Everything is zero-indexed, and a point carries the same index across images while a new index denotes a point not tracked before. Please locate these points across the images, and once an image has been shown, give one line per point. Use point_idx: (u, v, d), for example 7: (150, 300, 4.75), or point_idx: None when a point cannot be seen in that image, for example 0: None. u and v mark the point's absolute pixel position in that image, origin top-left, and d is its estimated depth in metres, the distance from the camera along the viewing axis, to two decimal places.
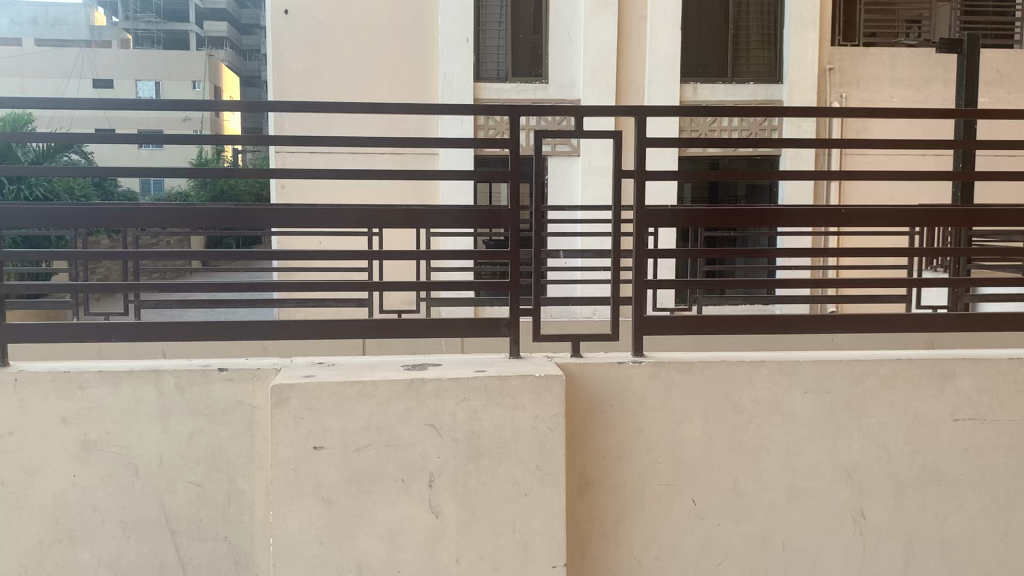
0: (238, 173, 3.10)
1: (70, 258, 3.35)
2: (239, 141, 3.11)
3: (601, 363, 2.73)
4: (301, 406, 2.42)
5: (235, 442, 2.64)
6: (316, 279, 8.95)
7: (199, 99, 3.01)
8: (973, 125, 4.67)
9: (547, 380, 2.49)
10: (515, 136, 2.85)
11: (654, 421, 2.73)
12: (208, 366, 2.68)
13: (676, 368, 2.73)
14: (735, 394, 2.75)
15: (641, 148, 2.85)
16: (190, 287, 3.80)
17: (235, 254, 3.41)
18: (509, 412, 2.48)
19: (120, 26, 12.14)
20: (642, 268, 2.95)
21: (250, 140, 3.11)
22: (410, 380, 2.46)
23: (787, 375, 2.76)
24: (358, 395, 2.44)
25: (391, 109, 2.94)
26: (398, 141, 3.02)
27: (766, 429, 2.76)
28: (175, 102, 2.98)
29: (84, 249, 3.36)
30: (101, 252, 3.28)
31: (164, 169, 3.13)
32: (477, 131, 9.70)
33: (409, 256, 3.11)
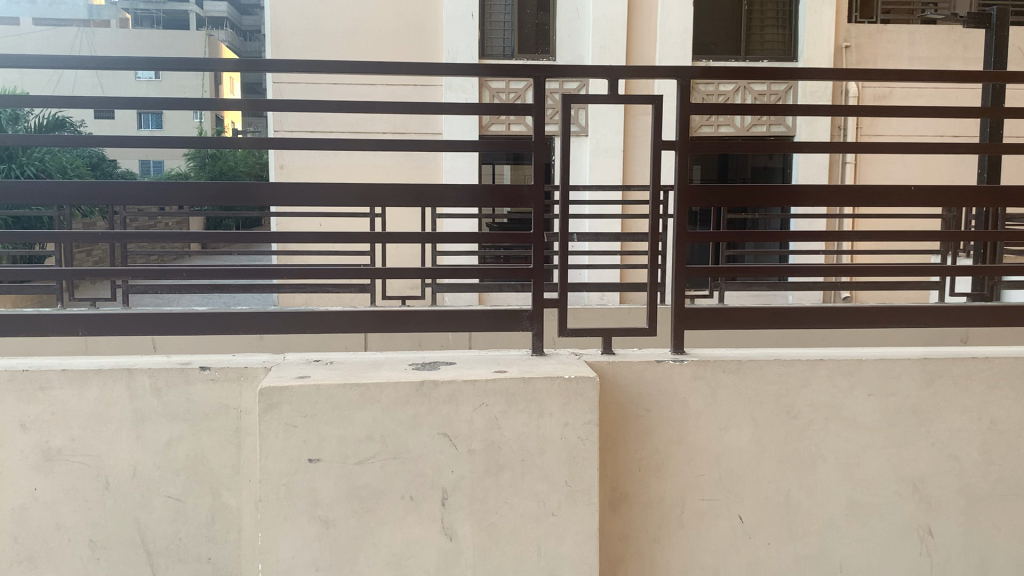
0: (236, 142, 2.75)
1: (52, 240, 2.99)
2: (235, 106, 2.76)
3: (636, 362, 2.40)
4: (294, 412, 2.09)
5: (219, 451, 2.31)
6: (316, 263, 8.59)
7: (197, 58, 2.65)
8: (1004, 94, 4.21)
9: (578, 383, 2.16)
10: (540, 102, 2.50)
11: (697, 428, 2.40)
12: (188, 363, 2.34)
13: (722, 368, 2.41)
14: (790, 397, 2.42)
15: (683, 116, 2.52)
16: (180, 270, 3.44)
17: (229, 235, 3.06)
18: (534, 419, 2.15)
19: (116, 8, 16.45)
20: (681, 254, 2.59)
21: (248, 104, 2.75)
22: (419, 383, 2.13)
23: (847, 375, 2.43)
24: (362, 401, 2.11)
25: (401, 72, 2.59)
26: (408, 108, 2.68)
27: (824, 436, 2.43)
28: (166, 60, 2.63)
29: (68, 230, 3.02)
30: (84, 232, 2.93)
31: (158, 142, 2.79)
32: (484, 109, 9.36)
33: (411, 241, 2.74)
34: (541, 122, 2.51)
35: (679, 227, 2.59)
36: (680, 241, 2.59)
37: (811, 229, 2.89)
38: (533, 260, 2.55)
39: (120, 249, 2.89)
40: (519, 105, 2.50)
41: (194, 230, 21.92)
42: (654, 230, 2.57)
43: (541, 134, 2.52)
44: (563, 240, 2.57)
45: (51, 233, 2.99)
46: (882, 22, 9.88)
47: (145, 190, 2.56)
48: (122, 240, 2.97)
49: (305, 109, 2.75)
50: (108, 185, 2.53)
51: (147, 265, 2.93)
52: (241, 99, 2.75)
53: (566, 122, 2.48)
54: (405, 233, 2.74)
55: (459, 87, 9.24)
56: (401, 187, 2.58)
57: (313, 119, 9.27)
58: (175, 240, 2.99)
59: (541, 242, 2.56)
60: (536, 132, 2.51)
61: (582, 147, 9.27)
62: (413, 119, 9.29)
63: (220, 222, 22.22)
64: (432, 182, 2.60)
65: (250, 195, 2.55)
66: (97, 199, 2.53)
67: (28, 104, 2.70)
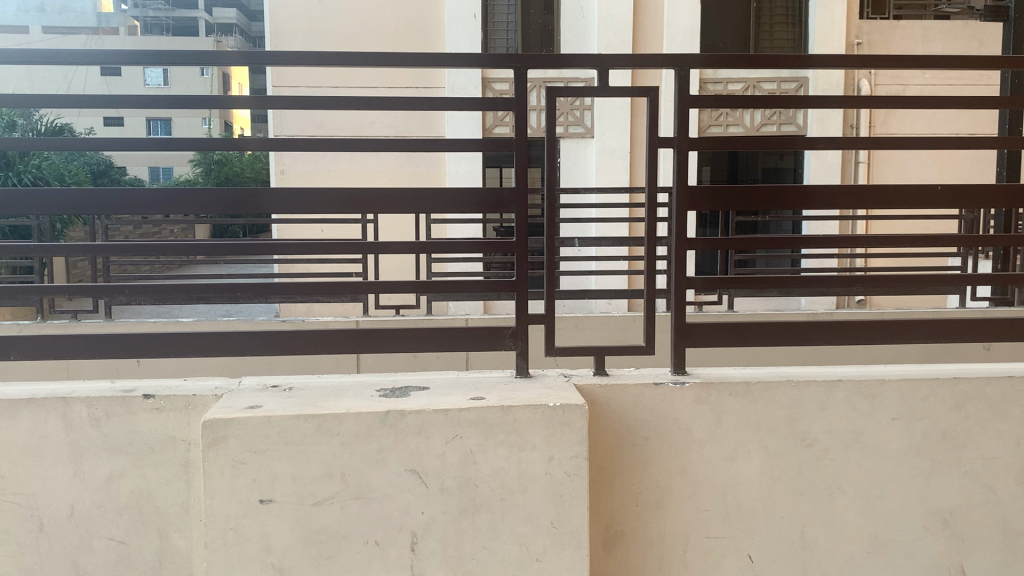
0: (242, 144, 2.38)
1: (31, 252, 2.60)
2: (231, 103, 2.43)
3: (631, 385, 2.15)
4: (242, 447, 1.85)
5: (166, 487, 2.06)
6: (314, 271, 8.35)
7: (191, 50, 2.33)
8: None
9: (565, 411, 1.91)
10: (521, 94, 2.26)
11: (700, 457, 2.15)
12: (131, 390, 2.10)
13: (730, 391, 2.15)
14: (804, 422, 2.17)
15: (683, 109, 2.27)
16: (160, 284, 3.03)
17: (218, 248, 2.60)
18: (514, 453, 1.90)
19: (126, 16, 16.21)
20: (682, 262, 2.33)
21: (256, 100, 2.37)
22: (383, 413, 1.88)
23: (868, 397, 2.18)
24: (318, 436, 1.86)
25: (384, 62, 2.30)
26: (393, 105, 2.41)
27: (842, 466, 2.18)
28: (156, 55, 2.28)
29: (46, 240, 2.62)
30: (66, 245, 2.52)
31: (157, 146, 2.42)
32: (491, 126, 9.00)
33: (390, 252, 2.47)
34: (522, 118, 2.25)
35: (679, 233, 2.33)
36: (680, 247, 2.32)
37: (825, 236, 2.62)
38: (517, 270, 2.29)
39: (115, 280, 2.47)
40: (500, 101, 2.25)
41: (198, 238, 21.69)
42: (651, 235, 2.31)
43: (523, 132, 2.26)
44: (549, 248, 2.31)
45: (32, 245, 2.59)
46: (896, 18, 9.57)
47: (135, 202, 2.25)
48: (109, 255, 2.56)
49: (303, 105, 2.35)
50: (107, 195, 2.24)
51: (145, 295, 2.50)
52: (249, 94, 2.38)
53: (551, 118, 2.24)
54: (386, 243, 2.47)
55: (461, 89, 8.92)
56: (389, 193, 2.29)
57: (312, 122, 9.02)
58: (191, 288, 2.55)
59: (525, 251, 2.31)
60: (518, 129, 2.25)
61: (587, 148, 8.99)
62: (414, 123, 9.03)
63: (225, 231, 22.05)
64: (424, 186, 2.31)
65: (252, 203, 2.25)
66: (93, 211, 2.24)
67: (12, 106, 2.42)
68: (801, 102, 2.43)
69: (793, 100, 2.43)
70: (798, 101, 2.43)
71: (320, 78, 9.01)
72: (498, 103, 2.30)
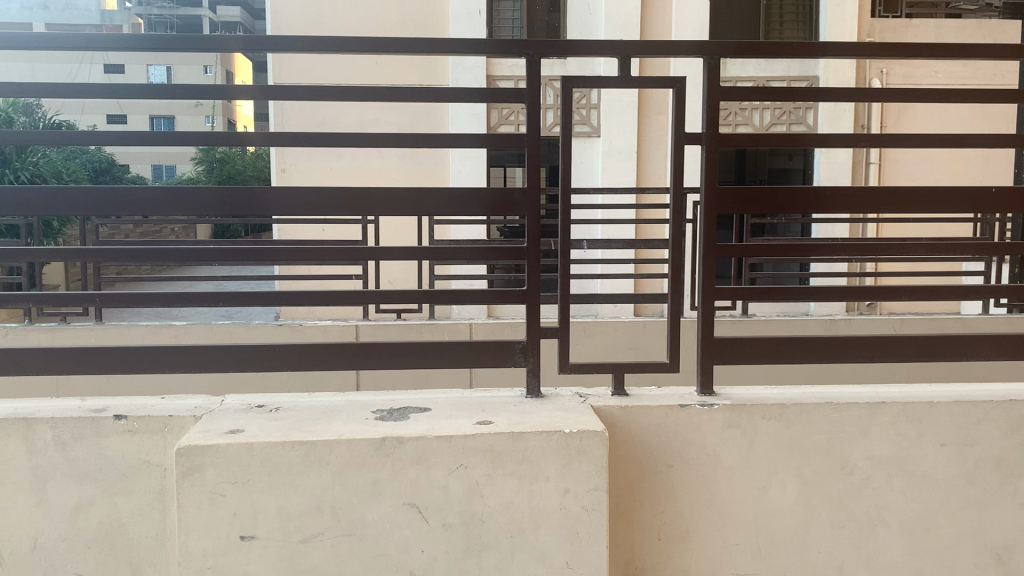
0: (244, 138, 2.15)
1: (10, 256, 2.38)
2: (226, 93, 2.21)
3: (653, 406, 1.94)
4: (221, 477, 1.65)
5: (141, 518, 1.85)
6: (314, 273, 8.14)
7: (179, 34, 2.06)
8: None
9: (582, 438, 1.70)
10: (534, 86, 2.05)
11: (729, 487, 1.94)
12: (102, 411, 1.89)
13: (763, 413, 1.95)
14: (845, 448, 1.96)
15: (713, 102, 2.06)
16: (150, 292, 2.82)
17: (211, 252, 2.34)
18: (526, 486, 1.70)
19: (128, 14, 15.96)
20: (711, 269, 2.10)
21: (258, 90, 2.14)
22: (379, 440, 1.67)
23: (914, 421, 1.98)
24: (306, 465, 1.66)
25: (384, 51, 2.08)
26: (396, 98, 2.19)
27: (886, 496, 1.97)
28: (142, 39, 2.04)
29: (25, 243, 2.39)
30: (49, 247, 2.30)
31: (153, 139, 2.18)
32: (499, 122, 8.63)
33: (392, 257, 2.27)
34: (536, 111, 2.05)
35: (707, 239, 2.11)
36: (709, 254, 2.10)
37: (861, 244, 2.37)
38: (527, 279, 2.09)
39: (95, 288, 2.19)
40: (511, 93, 2.05)
41: (199, 238, 21.53)
42: (676, 240, 2.11)
43: (536, 127, 2.06)
44: (565, 254, 2.10)
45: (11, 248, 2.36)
46: (907, 17, 9.32)
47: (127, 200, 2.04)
48: (95, 259, 2.31)
49: (309, 96, 2.13)
50: (95, 194, 2.03)
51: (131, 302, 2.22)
52: (250, 83, 2.15)
53: (567, 111, 2.03)
54: (387, 247, 2.27)
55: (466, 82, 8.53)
56: (387, 192, 2.08)
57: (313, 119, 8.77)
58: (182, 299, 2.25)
59: (538, 258, 2.10)
60: (532, 123, 2.05)
61: (593, 148, 8.63)
62: (419, 120, 8.78)
63: (226, 230, 21.92)
64: (425, 187, 2.10)
65: (252, 203, 2.05)
66: (79, 209, 2.04)
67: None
68: (837, 96, 2.21)
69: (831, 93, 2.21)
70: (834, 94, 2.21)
71: (321, 72, 8.65)
72: (509, 94, 2.09)
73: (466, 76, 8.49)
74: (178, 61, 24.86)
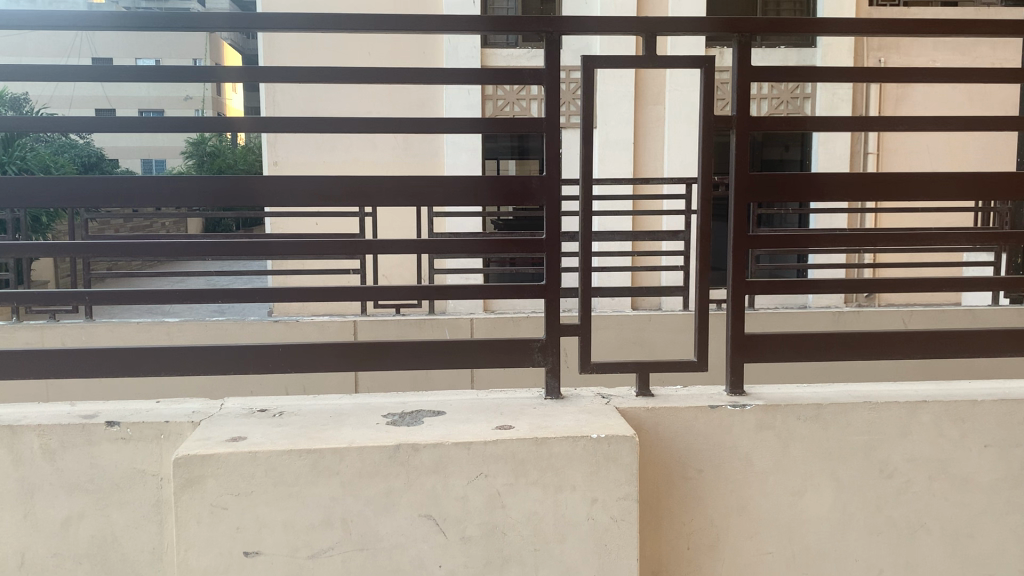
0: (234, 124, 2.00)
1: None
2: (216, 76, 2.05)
3: (682, 408, 1.83)
4: (222, 489, 1.53)
5: (135, 532, 1.72)
6: (307, 268, 7.96)
7: (168, 11, 1.90)
8: None
9: (610, 444, 1.59)
10: (552, 68, 1.93)
11: (762, 492, 1.83)
12: (92, 417, 1.77)
13: (798, 413, 1.84)
14: (884, 451, 1.85)
15: (742, 82, 1.94)
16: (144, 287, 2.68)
17: (206, 246, 2.20)
18: (550, 496, 1.58)
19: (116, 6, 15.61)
20: (742, 263, 1.95)
21: (245, 72, 1.97)
22: (393, 448, 1.55)
23: (956, 421, 1.87)
24: (314, 475, 1.54)
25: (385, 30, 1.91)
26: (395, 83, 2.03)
27: (926, 501, 1.86)
28: (130, 20, 1.89)
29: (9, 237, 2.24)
30: (35, 240, 2.15)
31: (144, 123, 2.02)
32: (488, 106, 8.02)
33: (391, 251, 2.14)
34: (555, 95, 1.93)
35: (738, 230, 1.95)
36: (739, 247, 1.95)
37: (906, 237, 2.14)
38: (546, 272, 1.96)
39: (80, 285, 2.05)
40: (527, 73, 1.92)
41: (190, 231, 21.34)
42: (704, 230, 1.99)
43: (553, 113, 1.94)
44: (584, 247, 1.98)
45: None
46: (906, 5, 8.82)
47: (117, 191, 1.90)
48: (81, 253, 2.17)
49: (297, 79, 1.95)
50: (87, 183, 1.89)
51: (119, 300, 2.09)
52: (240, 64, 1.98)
53: (588, 95, 1.90)
54: (382, 240, 2.14)
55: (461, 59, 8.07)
56: (395, 182, 1.94)
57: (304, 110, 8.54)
58: (172, 295, 2.10)
59: (557, 250, 1.98)
60: (550, 107, 1.93)
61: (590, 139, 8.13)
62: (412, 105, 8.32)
63: (218, 224, 21.75)
64: (437, 176, 1.97)
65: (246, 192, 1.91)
66: (56, 203, 1.90)
67: None
68: (884, 77, 1.97)
69: (876, 73, 1.99)
70: (882, 76, 1.98)
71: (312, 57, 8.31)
72: (524, 74, 1.95)
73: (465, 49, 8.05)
74: (167, 53, 24.46)
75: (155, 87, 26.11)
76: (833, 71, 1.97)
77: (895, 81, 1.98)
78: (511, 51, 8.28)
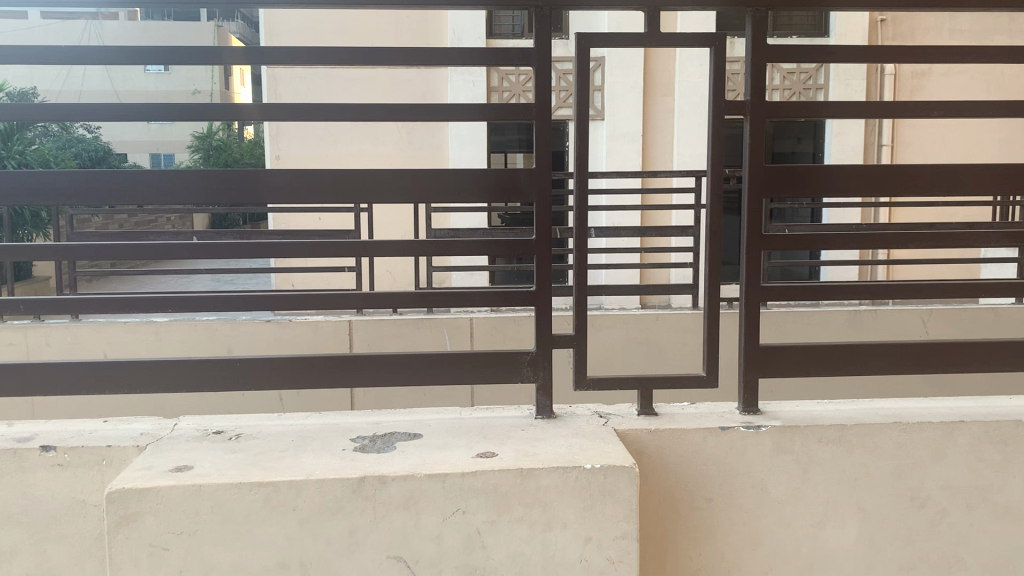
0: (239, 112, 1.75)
1: None
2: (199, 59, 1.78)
3: (688, 431, 1.63)
4: (163, 528, 1.34)
5: (74, 570, 1.53)
6: (308, 264, 7.76)
7: None
8: None
9: (608, 476, 1.39)
10: (542, 48, 1.71)
11: (779, 523, 1.63)
12: (29, 441, 1.57)
13: (820, 436, 1.63)
14: (917, 477, 1.65)
15: (761, 63, 1.72)
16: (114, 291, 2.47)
17: (194, 247, 1.93)
18: (538, 535, 1.39)
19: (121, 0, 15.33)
20: (755, 266, 1.75)
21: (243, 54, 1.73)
22: (358, 481, 1.35)
23: (998, 444, 1.66)
24: (266, 512, 1.35)
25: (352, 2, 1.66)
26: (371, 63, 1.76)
27: (964, 533, 1.66)
28: None
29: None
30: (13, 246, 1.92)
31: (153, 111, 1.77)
32: (492, 96, 7.69)
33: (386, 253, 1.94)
34: (545, 78, 1.72)
35: (751, 228, 1.74)
36: (753, 248, 1.74)
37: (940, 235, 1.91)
38: (536, 276, 1.76)
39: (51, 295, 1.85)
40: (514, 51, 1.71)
41: (197, 227, 21.22)
42: (712, 229, 1.78)
43: (544, 98, 1.73)
44: (579, 248, 1.77)
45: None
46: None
47: (100, 185, 1.69)
48: (64, 256, 1.96)
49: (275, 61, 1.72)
50: (70, 179, 1.68)
51: (111, 308, 1.89)
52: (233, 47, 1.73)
53: (584, 79, 1.70)
54: (378, 242, 1.93)
55: (468, 38, 7.54)
56: (364, 176, 1.73)
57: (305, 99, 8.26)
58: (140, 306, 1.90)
59: (548, 253, 1.76)
60: (540, 90, 1.71)
61: (597, 132, 7.88)
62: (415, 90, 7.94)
63: (224, 220, 21.63)
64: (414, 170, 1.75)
65: (245, 186, 1.70)
66: (38, 200, 1.69)
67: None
68: (915, 56, 1.73)
69: (911, 53, 1.75)
70: (913, 55, 1.73)
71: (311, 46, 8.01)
72: (512, 53, 1.73)
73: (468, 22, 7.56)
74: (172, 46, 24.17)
75: (162, 81, 25.90)
76: (859, 50, 1.73)
77: (928, 61, 1.73)
78: (516, 41, 7.85)
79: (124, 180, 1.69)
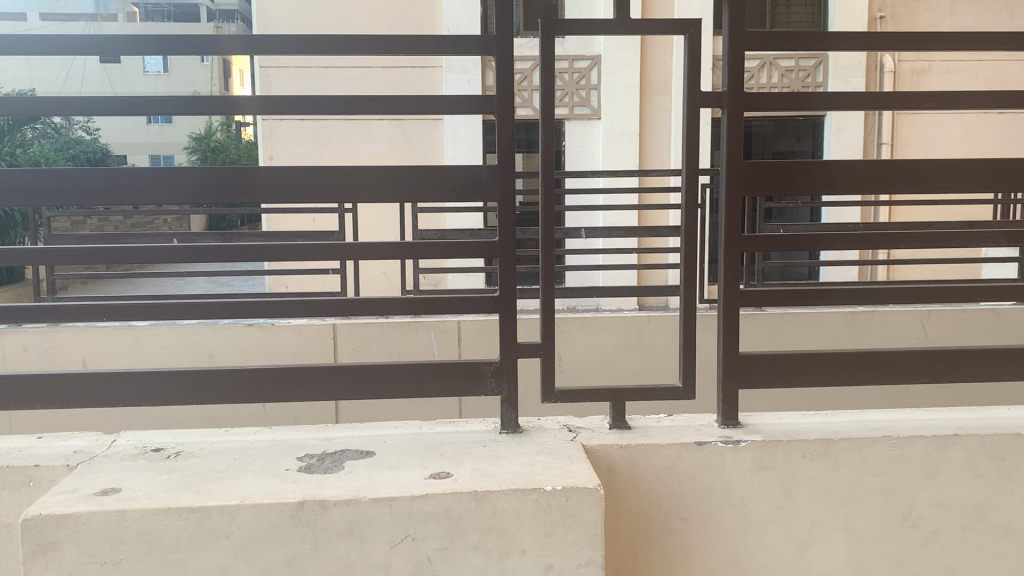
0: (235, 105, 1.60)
1: None
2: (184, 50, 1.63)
3: (662, 447, 1.51)
4: (84, 557, 1.23)
5: None
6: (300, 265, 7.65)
7: None
8: None
9: (570, 498, 1.28)
10: (505, 37, 1.60)
11: (760, 545, 1.52)
12: None
13: (804, 452, 1.52)
14: (910, 495, 1.54)
15: (740, 49, 1.61)
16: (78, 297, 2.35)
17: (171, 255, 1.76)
18: (494, 563, 1.28)
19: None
20: (734, 267, 1.64)
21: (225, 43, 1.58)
22: (297, 505, 1.24)
23: (995, 459, 1.55)
24: (197, 540, 1.24)
25: None
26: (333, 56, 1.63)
27: (958, 554, 1.55)
28: None
29: None
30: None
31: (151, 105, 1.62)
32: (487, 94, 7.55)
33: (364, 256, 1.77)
34: (509, 67, 1.61)
35: (731, 228, 1.63)
36: (730, 249, 1.63)
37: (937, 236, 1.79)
38: (499, 280, 1.64)
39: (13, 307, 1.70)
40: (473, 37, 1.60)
41: (195, 229, 21.15)
42: (688, 228, 1.66)
43: (508, 89, 1.61)
44: (547, 249, 1.65)
45: None
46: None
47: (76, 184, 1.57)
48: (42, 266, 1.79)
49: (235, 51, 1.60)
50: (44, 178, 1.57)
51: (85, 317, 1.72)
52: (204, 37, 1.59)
53: (549, 67, 1.59)
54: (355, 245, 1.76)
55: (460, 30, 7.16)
56: (316, 173, 1.61)
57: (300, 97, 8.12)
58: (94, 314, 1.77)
59: (512, 255, 1.65)
60: (502, 80, 1.60)
61: (593, 131, 7.76)
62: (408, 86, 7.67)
63: (222, 221, 21.57)
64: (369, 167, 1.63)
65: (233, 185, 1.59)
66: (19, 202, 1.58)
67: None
68: (908, 45, 1.61)
69: (905, 43, 1.63)
70: (904, 44, 1.61)
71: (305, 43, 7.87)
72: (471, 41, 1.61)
73: (463, 17, 7.12)
74: None
75: (162, 81, 25.71)
76: (848, 37, 1.61)
77: (919, 49, 1.61)
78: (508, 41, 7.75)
79: (97, 181, 1.57)
